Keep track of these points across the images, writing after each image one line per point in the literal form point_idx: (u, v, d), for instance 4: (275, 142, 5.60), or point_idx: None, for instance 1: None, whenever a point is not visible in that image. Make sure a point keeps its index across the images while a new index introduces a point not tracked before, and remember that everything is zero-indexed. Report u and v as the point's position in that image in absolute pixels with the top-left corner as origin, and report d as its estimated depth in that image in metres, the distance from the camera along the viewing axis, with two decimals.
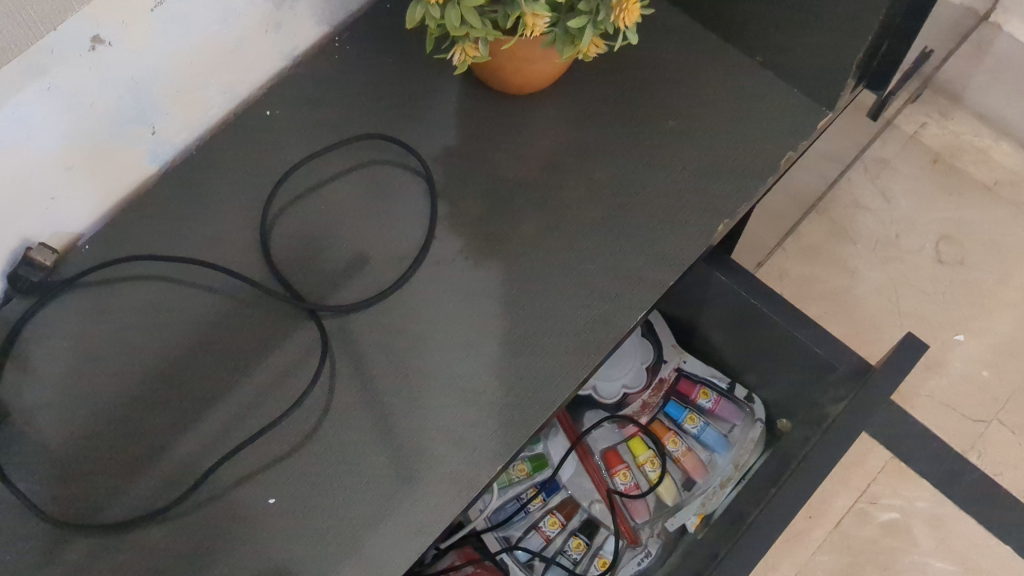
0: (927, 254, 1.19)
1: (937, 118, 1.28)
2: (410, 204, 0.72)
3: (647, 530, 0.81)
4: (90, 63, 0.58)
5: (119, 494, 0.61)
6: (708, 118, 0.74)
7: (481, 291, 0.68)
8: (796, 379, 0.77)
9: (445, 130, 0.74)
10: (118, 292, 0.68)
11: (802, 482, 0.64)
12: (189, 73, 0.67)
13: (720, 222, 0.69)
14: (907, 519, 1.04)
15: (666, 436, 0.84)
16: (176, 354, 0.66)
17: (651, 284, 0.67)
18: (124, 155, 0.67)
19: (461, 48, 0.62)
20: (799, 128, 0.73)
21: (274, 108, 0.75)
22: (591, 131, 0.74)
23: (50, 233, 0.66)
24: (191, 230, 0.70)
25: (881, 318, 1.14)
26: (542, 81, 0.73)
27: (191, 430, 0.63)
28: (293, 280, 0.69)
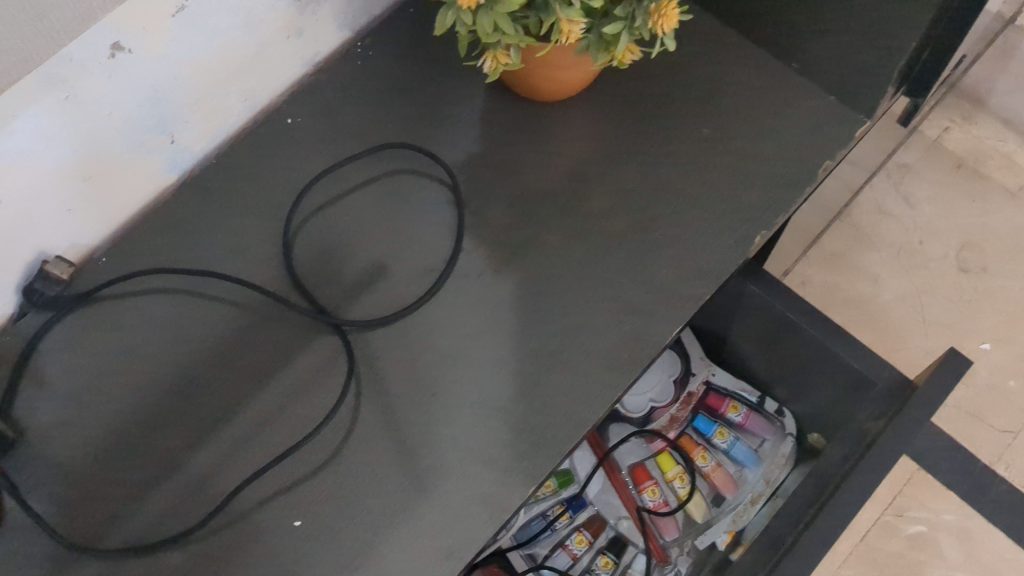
0: (952, 261, 1.17)
1: (959, 122, 1.26)
2: (436, 215, 0.70)
3: (676, 548, 0.80)
4: (110, 71, 0.56)
5: (139, 516, 0.59)
6: (741, 126, 0.72)
7: (510, 304, 0.66)
8: (830, 392, 0.75)
9: (471, 139, 0.73)
10: (137, 307, 0.66)
11: (844, 503, 0.62)
12: (209, 80, 0.65)
13: (757, 233, 0.67)
14: (934, 532, 1.02)
15: (695, 451, 0.82)
16: (196, 370, 0.64)
17: (685, 298, 0.65)
18: (143, 165, 0.65)
19: (492, 55, 0.60)
20: (836, 136, 0.71)
21: (295, 115, 0.73)
22: (621, 140, 0.72)
23: (66, 245, 0.64)
24: (211, 243, 0.68)
25: (905, 325, 1.12)
26: (571, 88, 0.71)
27: (211, 450, 0.61)
28: (317, 294, 0.67)
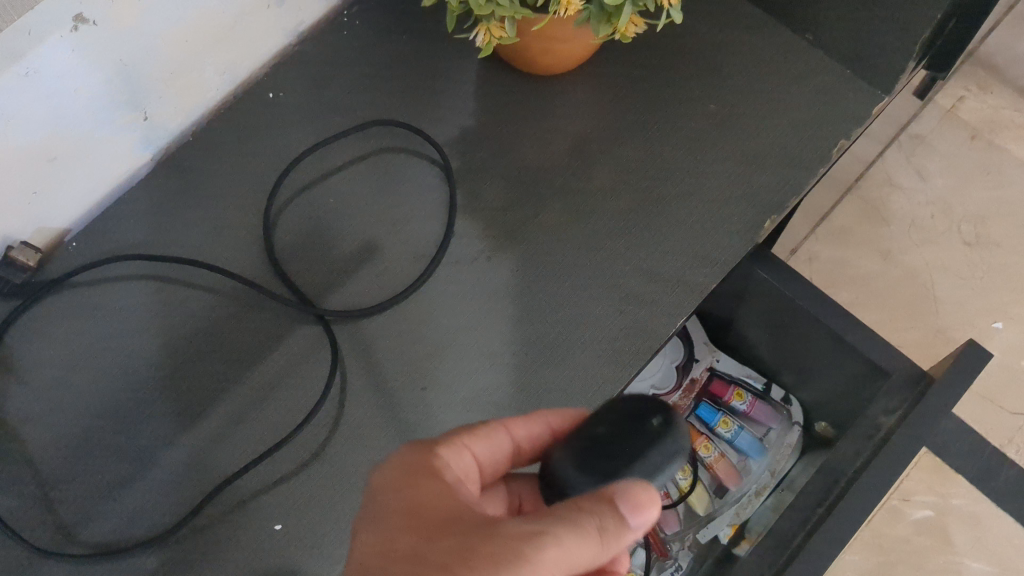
0: (965, 237, 1.11)
1: (975, 91, 1.20)
2: (427, 196, 0.66)
3: (676, 542, 0.77)
4: (72, 45, 0.52)
5: (110, 519, 0.55)
6: (751, 102, 0.68)
7: (504, 291, 0.62)
8: (842, 381, 0.72)
9: (464, 114, 0.69)
10: (110, 294, 0.62)
11: (854, 505, 0.59)
12: (184, 53, 0.60)
13: (768, 217, 0.63)
14: (942, 518, 0.98)
15: (698, 441, 0.78)
16: (173, 362, 0.60)
17: (690, 286, 0.61)
18: (113, 143, 0.61)
19: (485, 27, 0.56)
20: (852, 112, 0.67)
21: (278, 90, 0.69)
22: (624, 116, 0.68)
23: (33, 230, 0.60)
24: (188, 226, 0.64)
25: (915, 306, 1.07)
26: (571, 62, 0.67)
27: (187, 446, 0.58)
28: (299, 280, 0.63)
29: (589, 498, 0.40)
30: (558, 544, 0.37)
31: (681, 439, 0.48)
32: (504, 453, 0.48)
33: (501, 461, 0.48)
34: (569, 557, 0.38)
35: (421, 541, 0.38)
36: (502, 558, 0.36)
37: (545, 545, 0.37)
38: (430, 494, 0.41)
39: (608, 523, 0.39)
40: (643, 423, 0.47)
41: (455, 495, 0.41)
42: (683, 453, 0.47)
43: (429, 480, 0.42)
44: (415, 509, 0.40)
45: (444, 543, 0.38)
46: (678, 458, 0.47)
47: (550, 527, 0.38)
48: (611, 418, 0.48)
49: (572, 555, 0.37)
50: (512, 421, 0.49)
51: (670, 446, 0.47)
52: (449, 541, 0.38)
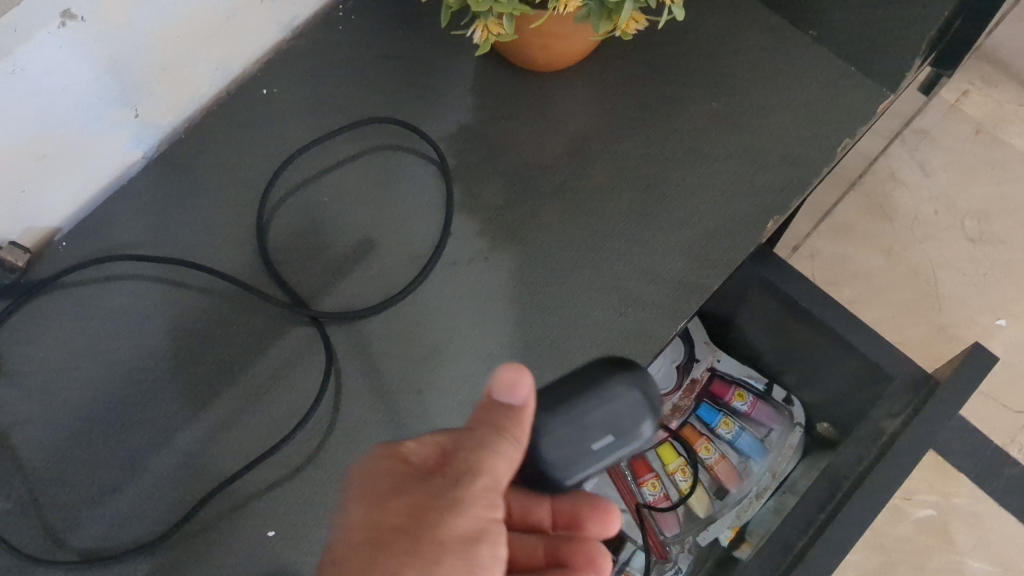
0: (968, 233, 1.09)
1: (980, 85, 1.18)
2: (424, 195, 0.65)
3: (676, 545, 0.75)
4: (63, 41, 0.51)
5: (100, 525, 0.54)
6: (754, 99, 0.67)
7: (502, 292, 0.61)
8: (844, 382, 0.71)
9: (462, 111, 0.67)
10: (102, 295, 0.61)
11: (857, 512, 0.58)
12: (176, 49, 0.59)
13: (770, 218, 0.62)
14: (943, 517, 0.96)
15: (698, 442, 0.78)
16: (164, 364, 0.59)
17: (692, 288, 0.60)
18: (103, 141, 0.60)
19: (483, 24, 0.55)
20: (857, 111, 0.65)
21: (272, 86, 0.68)
22: (625, 113, 0.67)
23: (22, 229, 0.59)
24: (181, 225, 0.63)
25: (917, 303, 1.06)
26: (570, 58, 0.65)
27: (179, 449, 0.57)
28: (293, 281, 0.62)
29: (485, 415, 0.43)
30: (485, 472, 0.40)
31: (633, 377, 0.47)
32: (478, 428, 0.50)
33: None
34: (499, 478, 0.41)
35: (376, 513, 0.39)
36: (446, 506, 0.39)
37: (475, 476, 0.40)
38: (376, 471, 0.41)
39: (505, 426, 0.42)
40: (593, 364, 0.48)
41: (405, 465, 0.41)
42: (651, 405, 0.47)
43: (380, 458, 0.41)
44: (365, 490, 0.40)
45: (397, 506, 0.39)
46: (639, 414, 0.46)
47: (474, 460, 0.40)
48: (561, 385, 0.48)
49: (501, 474, 0.40)
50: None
51: (616, 392, 0.46)
52: (401, 504, 0.39)
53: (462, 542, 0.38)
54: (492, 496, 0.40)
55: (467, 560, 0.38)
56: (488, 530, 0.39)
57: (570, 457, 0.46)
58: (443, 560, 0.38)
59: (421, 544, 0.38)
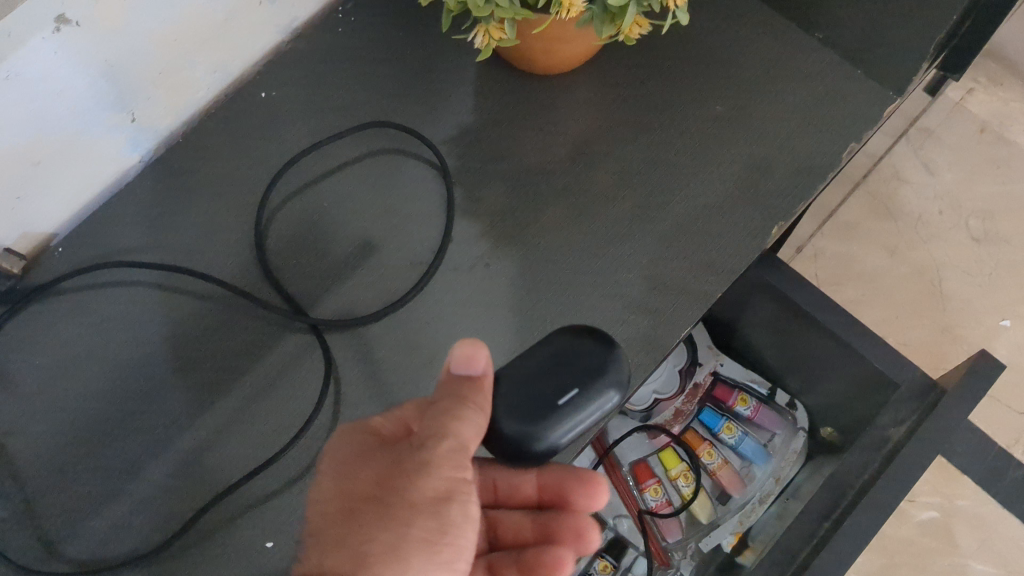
0: (972, 232, 1.08)
1: (985, 83, 1.17)
2: (425, 200, 0.64)
3: (678, 551, 0.76)
4: (56, 46, 0.50)
5: (96, 536, 0.54)
6: (758, 103, 0.66)
7: (503, 299, 0.61)
8: (849, 388, 0.71)
9: (462, 115, 0.67)
10: (99, 301, 0.60)
11: (863, 522, 0.57)
12: (173, 52, 0.58)
13: (774, 224, 0.61)
14: (947, 519, 0.96)
15: (701, 448, 0.77)
16: (162, 372, 0.59)
17: (696, 296, 0.60)
18: (99, 145, 0.59)
19: (484, 28, 0.54)
20: (863, 116, 0.65)
21: (271, 89, 0.67)
22: (628, 117, 0.66)
23: (17, 235, 0.58)
24: (179, 231, 0.63)
25: (923, 302, 1.04)
26: (573, 61, 0.65)
27: (176, 458, 0.56)
28: (293, 288, 0.61)
29: (455, 384, 0.47)
30: (450, 437, 0.44)
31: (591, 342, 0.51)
32: None
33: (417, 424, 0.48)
34: (464, 442, 0.44)
35: (353, 485, 0.45)
36: (415, 466, 0.43)
37: (440, 441, 0.44)
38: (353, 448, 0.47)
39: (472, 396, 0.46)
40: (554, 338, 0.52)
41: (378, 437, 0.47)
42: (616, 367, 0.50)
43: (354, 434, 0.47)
44: (345, 465, 0.46)
45: (373, 473, 0.45)
46: (603, 373, 0.49)
47: (442, 424, 0.45)
48: (523, 358, 0.51)
49: (465, 437, 0.45)
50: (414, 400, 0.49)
51: (580, 351, 0.50)
52: (373, 473, 0.44)
53: (431, 502, 0.43)
54: (455, 462, 0.44)
55: (437, 516, 0.43)
56: (456, 490, 0.44)
57: (536, 417, 0.48)
58: (416, 518, 0.42)
59: (393, 508, 0.42)
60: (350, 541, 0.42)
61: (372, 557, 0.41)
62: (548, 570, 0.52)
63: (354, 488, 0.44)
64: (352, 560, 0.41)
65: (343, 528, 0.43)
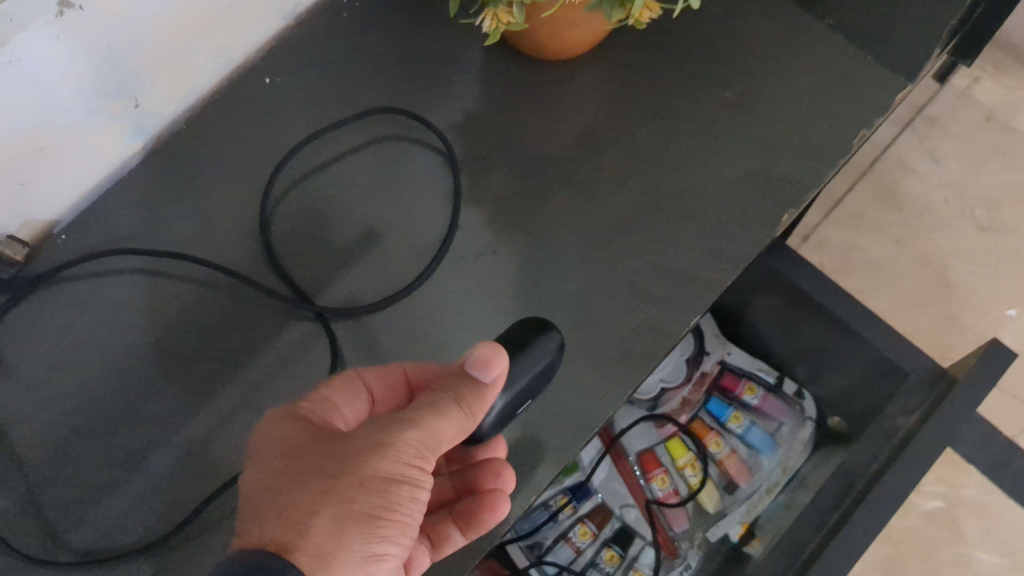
0: (978, 221, 1.07)
1: (992, 71, 1.16)
2: (431, 187, 0.64)
3: (686, 541, 0.75)
4: (57, 32, 0.49)
5: (100, 525, 0.53)
6: (768, 90, 0.65)
7: (510, 287, 0.60)
8: (858, 376, 0.70)
9: (468, 101, 0.66)
10: (102, 289, 0.60)
11: (874, 511, 0.57)
12: (176, 38, 0.57)
13: (784, 212, 0.61)
14: (952, 508, 0.94)
15: (708, 437, 0.77)
16: (166, 360, 0.58)
17: (705, 284, 0.59)
18: (101, 131, 0.58)
19: (493, 13, 0.53)
20: (874, 102, 0.64)
21: (275, 75, 0.66)
22: (635, 104, 0.65)
23: (20, 223, 0.58)
24: (183, 219, 0.62)
25: (927, 291, 1.03)
26: (581, 47, 0.64)
27: (180, 449, 0.56)
28: (298, 276, 0.61)
29: (449, 380, 0.47)
30: (418, 426, 0.43)
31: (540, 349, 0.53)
32: (360, 400, 0.51)
33: (389, 398, 0.53)
34: (433, 434, 0.43)
35: (291, 462, 0.41)
36: (370, 446, 0.41)
37: (403, 430, 0.42)
38: (285, 435, 0.43)
39: (465, 398, 0.46)
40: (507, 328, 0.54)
41: (313, 430, 0.44)
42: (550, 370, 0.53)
43: (284, 423, 0.44)
44: (281, 445, 0.43)
45: (315, 453, 0.42)
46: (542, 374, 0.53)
47: (413, 415, 0.44)
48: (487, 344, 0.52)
49: (443, 434, 0.44)
50: (391, 364, 0.53)
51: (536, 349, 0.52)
52: (314, 453, 0.42)
53: (382, 480, 0.40)
54: (415, 449, 0.42)
55: (386, 495, 0.40)
56: (408, 475, 0.41)
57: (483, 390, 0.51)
58: (367, 493, 0.40)
59: (341, 482, 0.40)
60: (290, 511, 0.38)
61: (314, 528, 0.38)
62: (487, 509, 0.50)
63: (293, 465, 0.41)
64: (293, 530, 0.38)
65: (280, 498, 0.39)
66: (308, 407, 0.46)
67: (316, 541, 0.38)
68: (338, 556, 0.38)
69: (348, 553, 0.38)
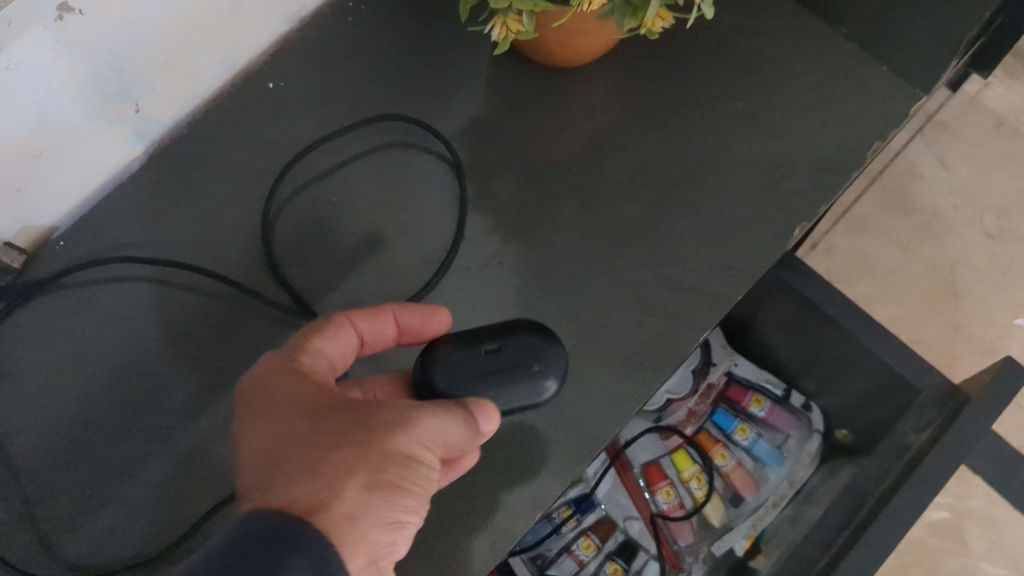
0: (987, 229, 1.06)
1: (1002, 77, 1.15)
2: (438, 195, 0.62)
3: (690, 555, 0.74)
4: (57, 37, 0.47)
5: (97, 539, 0.52)
6: (781, 100, 0.64)
7: (516, 298, 0.59)
8: (867, 391, 0.69)
9: (475, 108, 0.65)
10: (100, 298, 0.59)
11: (886, 531, 0.56)
12: (180, 42, 0.56)
13: (797, 225, 0.60)
14: (958, 519, 0.92)
15: (714, 449, 0.76)
16: (165, 370, 0.57)
17: (715, 299, 0.58)
18: (101, 136, 0.57)
19: (502, 21, 0.52)
20: (888, 114, 0.63)
21: (279, 80, 0.65)
22: (646, 112, 0.64)
23: (17, 229, 0.57)
24: (184, 226, 0.61)
25: (935, 299, 1.02)
26: (591, 54, 0.63)
27: (178, 461, 0.55)
28: (301, 286, 0.59)
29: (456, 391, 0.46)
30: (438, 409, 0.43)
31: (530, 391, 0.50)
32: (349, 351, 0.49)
33: (381, 341, 0.52)
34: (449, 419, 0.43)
35: (315, 422, 0.40)
36: (396, 417, 0.41)
37: (429, 407, 0.42)
38: (298, 391, 0.42)
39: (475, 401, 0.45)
40: (525, 363, 0.50)
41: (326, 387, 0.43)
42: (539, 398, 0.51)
43: (294, 376, 0.43)
44: (300, 404, 0.42)
45: (340, 415, 0.41)
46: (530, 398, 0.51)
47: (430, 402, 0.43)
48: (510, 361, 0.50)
49: (459, 422, 0.44)
50: (381, 308, 0.51)
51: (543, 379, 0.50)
52: (340, 414, 0.41)
53: (406, 454, 0.40)
54: (435, 430, 0.42)
55: (409, 469, 0.40)
56: (426, 452, 0.41)
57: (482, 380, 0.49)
58: (395, 463, 0.39)
59: (371, 449, 0.39)
60: (322, 472, 0.38)
61: (347, 494, 0.37)
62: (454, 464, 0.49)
63: (315, 424, 0.40)
64: (324, 492, 0.37)
65: (309, 458, 0.38)
66: (308, 366, 0.45)
67: (347, 506, 0.37)
68: (366, 522, 0.37)
69: (375, 521, 0.38)
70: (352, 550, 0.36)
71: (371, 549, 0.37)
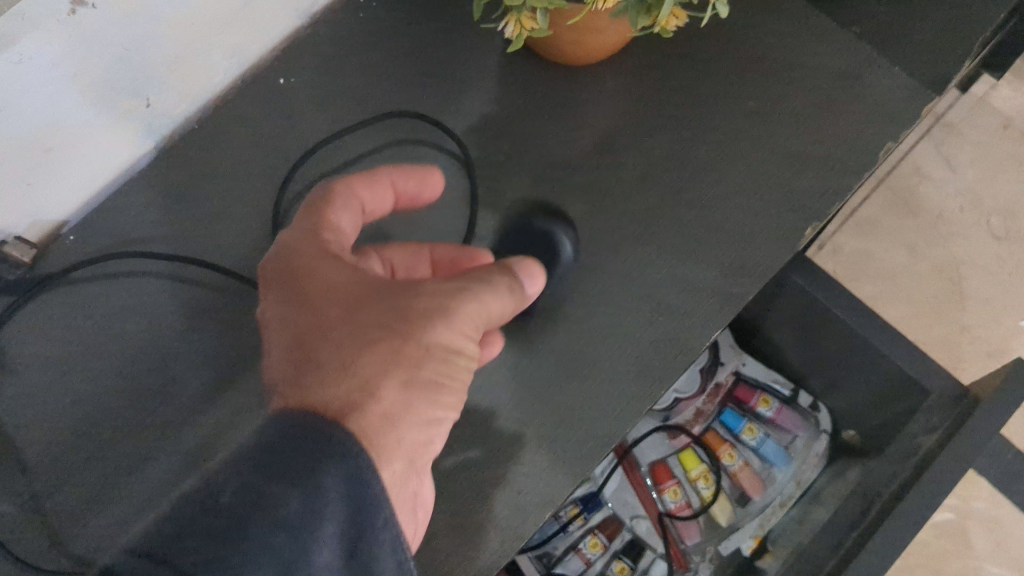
0: (994, 230, 1.05)
1: None
2: (449, 193, 0.63)
3: (698, 555, 0.74)
4: (69, 31, 0.47)
5: (106, 535, 0.52)
6: (793, 99, 0.64)
7: None
8: (875, 392, 0.69)
9: (487, 105, 0.65)
10: (110, 292, 0.59)
11: (894, 534, 0.56)
12: (191, 36, 0.56)
13: (807, 226, 0.60)
14: (963, 520, 0.92)
15: (722, 449, 0.77)
16: (175, 366, 0.57)
17: (726, 299, 0.58)
18: (111, 130, 0.57)
19: (516, 18, 0.52)
20: (901, 113, 0.62)
21: (290, 75, 0.65)
22: (657, 110, 0.64)
23: (28, 223, 0.57)
24: (194, 222, 0.61)
25: (941, 300, 1.02)
26: (604, 52, 0.62)
27: (188, 457, 0.55)
28: None
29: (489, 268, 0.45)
30: (475, 293, 0.43)
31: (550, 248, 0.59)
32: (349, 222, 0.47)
33: (380, 207, 0.50)
34: (486, 303, 0.43)
35: (350, 312, 0.41)
36: (433, 305, 0.41)
37: (466, 293, 0.42)
38: (331, 273, 0.42)
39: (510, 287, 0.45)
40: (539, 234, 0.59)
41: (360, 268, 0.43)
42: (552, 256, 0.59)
43: (326, 255, 0.43)
44: (333, 290, 0.41)
45: (374, 300, 0.41)
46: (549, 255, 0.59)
47: (466, 283, 0.43)
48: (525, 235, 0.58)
49: (493, 303, 0.44)
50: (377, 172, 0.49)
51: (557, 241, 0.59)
52: (377, 300, 0.41)
53: (444, 346, 0.41)
54: (472, 318, 0.42)
55: (445, 360, 0.41)
56: (463, 342, 0.42)
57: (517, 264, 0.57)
58: (431, 359, 0.40)
59: (409, 344, 0.40)
60: (359, 370, 0.38)
61: (382, 394, 0.38)
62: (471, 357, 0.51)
63: (352, 311, 0.41)
64: (359, 393, 0.38)
65: (346, 353, 0.39)
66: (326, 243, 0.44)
67: (383, 406, 0.38)
68: (402, 423, 0.39)
69: (411, 420, 0.39)
70: (389, 451, 0.38)
71: (407, 447, 0.39)
